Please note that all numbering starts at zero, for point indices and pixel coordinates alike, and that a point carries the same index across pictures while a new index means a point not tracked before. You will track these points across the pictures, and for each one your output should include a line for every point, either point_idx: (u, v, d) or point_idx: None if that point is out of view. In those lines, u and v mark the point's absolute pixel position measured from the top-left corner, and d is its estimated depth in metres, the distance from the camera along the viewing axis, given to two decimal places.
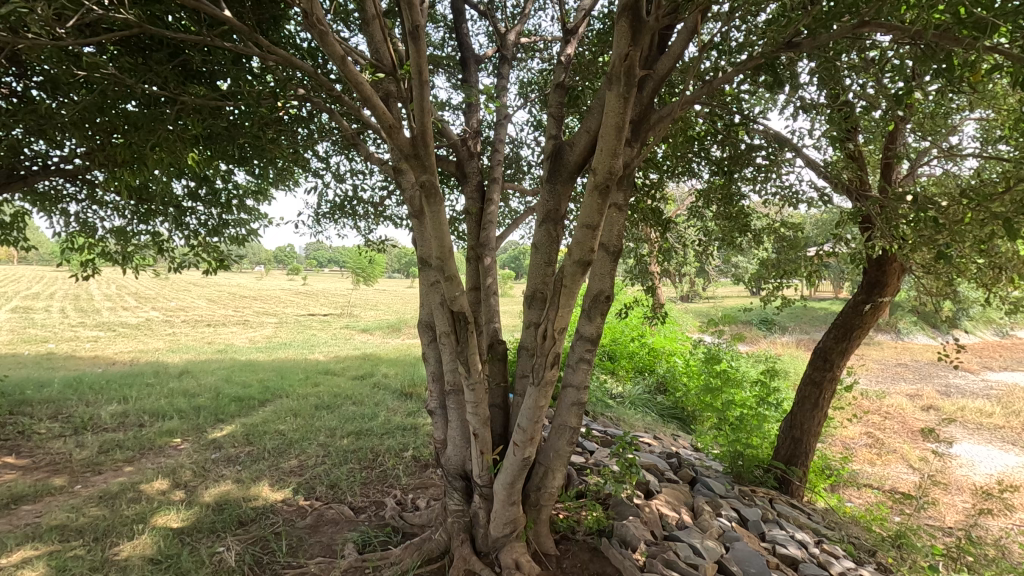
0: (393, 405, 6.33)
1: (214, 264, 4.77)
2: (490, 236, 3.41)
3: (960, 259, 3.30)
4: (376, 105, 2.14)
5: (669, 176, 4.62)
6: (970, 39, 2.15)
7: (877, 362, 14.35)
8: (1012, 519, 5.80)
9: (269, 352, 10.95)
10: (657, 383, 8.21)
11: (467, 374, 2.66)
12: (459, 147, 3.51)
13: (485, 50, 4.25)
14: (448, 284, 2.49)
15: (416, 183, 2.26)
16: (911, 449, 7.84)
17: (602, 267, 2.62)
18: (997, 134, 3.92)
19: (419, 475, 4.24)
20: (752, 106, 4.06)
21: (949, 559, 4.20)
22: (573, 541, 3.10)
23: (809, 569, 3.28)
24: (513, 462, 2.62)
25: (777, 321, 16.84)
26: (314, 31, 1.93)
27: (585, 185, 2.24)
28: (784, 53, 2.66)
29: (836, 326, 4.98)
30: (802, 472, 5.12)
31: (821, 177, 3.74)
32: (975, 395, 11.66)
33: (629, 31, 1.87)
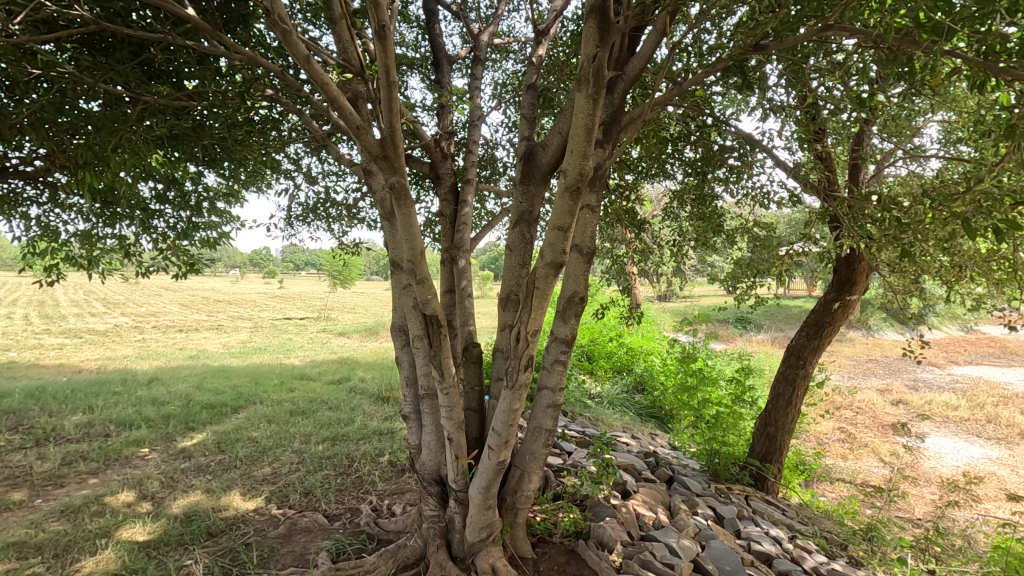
0: (370, 410, 6.25)
1: (183, 269, 4.65)
2: (464, 238, 3.38)
3: (925, 257, 3.39)
4: (342, 105, 2.11)
5: (643, 176, 4.65)
6: (928, 43, 2.21)
7: (849, 359, 14.69)
8: (977, 509, 5.98)
9: (243, 358, 10.74)
10: (635, 383, 8.26)
11: (440, 378, 2.63)
12: (433, 148, 3.49)
13: (459, 50, 4.23)
14: (420, 287, 2.45)
15: (385, 185, 2.23)
16: (882, 443, 8.03)
17: (576, 268, 2.61)
18: (958, 135, 4.04)
19: (395, 480, 4.19)
20: (724, 108, 4.11)
21: (917, 549, 4.31)
22: (550, 543, 3.09)
23: (783, 565, 3.32)
24: (488, 466, 2.60)
25: (752, 320, 17.13)
26: (277, 30, 1.89)
27: (556, 187, 2.23)
28: (752, 54, 2.71)
29: (808, 324, 5.08)
30: (777, 469, 5.20)
31: (791, 177, 3.80)
32: (942, 389, 12.01)
33: (597, 32, 1.87)
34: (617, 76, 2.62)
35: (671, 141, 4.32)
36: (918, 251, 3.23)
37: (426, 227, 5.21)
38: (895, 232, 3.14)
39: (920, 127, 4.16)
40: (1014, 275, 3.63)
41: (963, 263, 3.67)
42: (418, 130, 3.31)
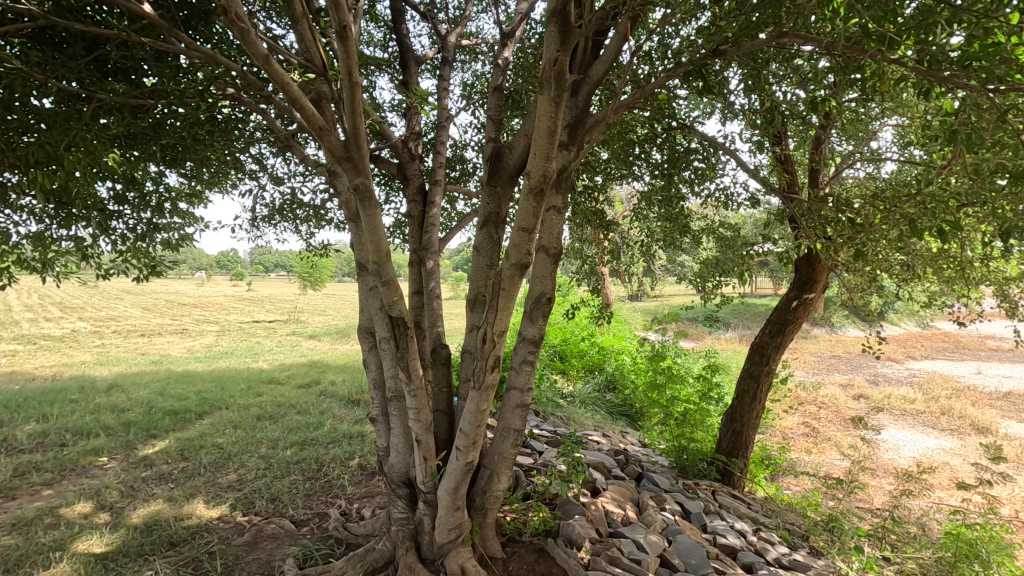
0: (339, 413, 6.18)
1: (144, 271, 4.51)
2: (432, 239, 3.37)
3: (879, 257, 3.52)
4: (306, 107, 2.09)
5: (611, 177, 4.72)
6: (877, 51, 2.30)
7: (814, 355, 15.13)
8: (932, 498, 6.23)
9: (209, 362, 10.47)
10: (607, 382, 8.34)
11: (408, 380, 2.62)
12: (400, 149, 3.48)
13: (427, 51, 4.23)
14: (386, 289, 2.44)
15: (349, 187, 2.21)
16: (844, 436, 8.31)
17: (542, 269, 2.63)
18: (911, 139, 4.21)
19: (365, 483, 4.15)
20: (689, 111, 4.20)
21: (874, 539, 4.47)
22: (519, 543, 3.10)
23: (747, 557, 3.41)
24: (456, 467, 2.61)
25: (721, 317, 17.49)
26: (235, 29, 1.86)
27: (520, 188, 2.25)
28: (712, 59, 2.78)
29: (771, 321, 5.22)
30: (742, 464, 5.33)
31: (754, 179, 3.91)
32: (900, 383, 12.47)
33: (558, 35, 1.90)
34: (580, 79, 2.65)
35: (638, 144, 4.39)
36: (871, 251, 3.36)
37: (396, 229, 5.17)
38: (849, 233, 3.26)
39: (875, 131, 4.32)
40: (961, 273, 3.80)
41: (915, 262, 3.83)
42: (384, 131, 3.29)
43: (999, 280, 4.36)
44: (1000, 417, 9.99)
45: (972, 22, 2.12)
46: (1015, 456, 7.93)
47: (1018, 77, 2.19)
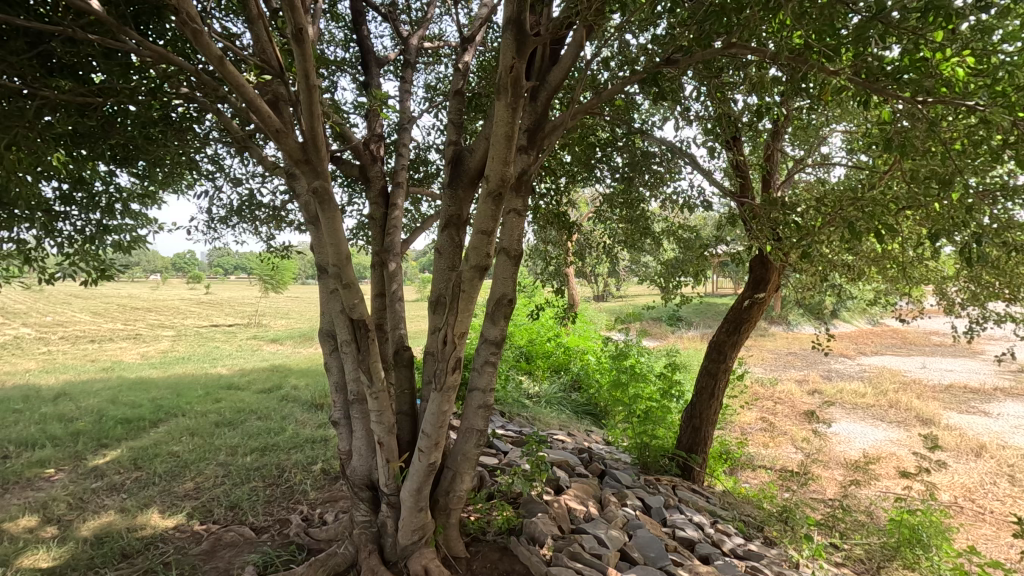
0: (301, 418, 6.07)
1: (94, 275, 4.34)
2: (395, 241, 3.39)
3: (826, 258, 3.70)
4: (263, 110, 2.10)
5: (573, 181, 4.80)
6: (820, 62, 2.42)
7: (771, 352, 15.65)
8: (878, 487, 6.54)
9: (164, 368, 10.13)
10: (572, 381, 8.44)
11: (369, 383, 2.62)
12: (362, 151, 3.47)
13: (389, 52, 4.23)
14: (347, 292, 2.45)
15: (308, 189, 2.22)
16: (799, 430, 8.64)
17: (503, 270, 2.67)
18: (857, 145, 4.42)
19: (328, 488, 4.10)
20: (647, 116, 4.32)
21: (824, 528, 4.67)
22: (483, 542, 3.13)
23: (703, 549, 3.53)
24: (419, 469, 2.61)
25: (684, 317, 17.90)
26: (187, 30, 1.86)
27: (479, 193, 2.32)
28: (665, 67, 2.88)
29: (728, 320, 5.39)
30: (702, 459, 5.48)
31: (710, 182, 4.04)
32: (852, 379, 13.02)
33: (514, 44, 1.98)
34: (539, 86, 2.72)
35: (600, 147, 4.47)
36: (818, 251, 3.52)
37: (359, 230, 5.11)
38: (797, 236, 3.42)
39: (824, 137, 4.52)
40: (902, 273, 4.02)
41: (859, 262, 4.03)
42: (346, 132, 3.28)
43: (937, 279, 4.61)
44: (942, 409, 10.56)
45: (902, 36, 2.26)
46: (954, 445, 8.39)
47: (945, 89, 2.34)
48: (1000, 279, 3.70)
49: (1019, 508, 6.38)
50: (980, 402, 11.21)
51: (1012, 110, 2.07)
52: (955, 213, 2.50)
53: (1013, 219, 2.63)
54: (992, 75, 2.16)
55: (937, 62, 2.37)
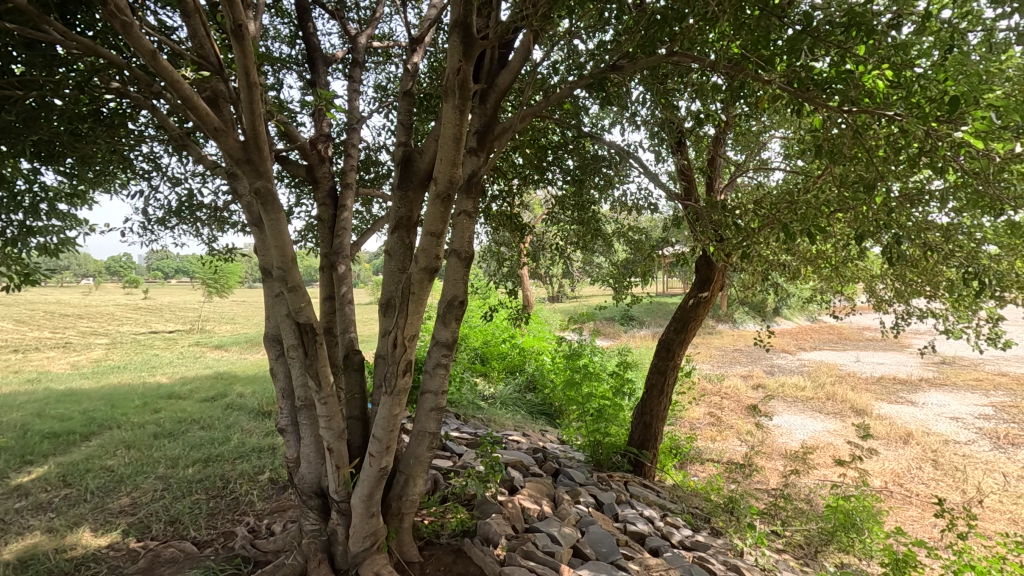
0: (247, 427, 5.86)
1: (16, 280, 4.05)
2: (344, 243, 3.33)
3: (765, 256, 3.87)
4: (200, 106, 2.04)
5: (525, 183, 4.84)
6: (754, 71, 2.54)
7: (719, 350, 16.22)
8: (816, 476, 6.88)
9: (97, 378, 9.56)
10: (526, 382, 8.50)
11: (318, 388, 2.56)
12: (309, 151, 3.39)
13: (337, 51, 4.15)
14: (293, 295, 2.40)
15: (250, 190, 2.16)
16: (744, 424, 9.00)
17: (455, 273, 2.67)
18: (794, 151, 4.65)
19: (276, 498, 3.98)
20: (596, 121, 4.41)
21: (767, 517, 4.89)
22: (437, 545, 3.11)
23: (653, 542, 3.64)
24: (370, 473, 2.58)
25: (636, 316, 18.32)
26: (116, 22, 1.79)
27: (428, 194, 2.33)
28: (611, 73, 2.95)
29: (676, 319, 5.55)
30: (652, 455, 5.63)
31: (657, 184, 4.15)
32: (793, 373, 13.65)
33: (461, 47, 2.01)
34: (489, 88, 2.73)
35: (551, 150, 4.54)
36: (757, 251, 3.69)
37: (308, 232, 4.98)
38: (739, 237, 3.56)
39: (764, 142, 4.73)
40: (835, 272, 4.26)
41: (796, 262, 4.23)
42: (291, 131, 3.19)
43: (867, 277, 4.91)
44: (874, 400, 11.23)
45: (830, 50, 2.39)
46: (884, 434, 8.93)
47: (868, 100, 2.50)
48: (921, 278, 3.97)
49: (942, 490, 6.85)
50: (908, 392, 11.98)
51: (926, 120, 2.23)
52: (879, 215, 2.67)
53: (929, 221, 2.84)
54: (909, 88, 2.32)
55: (861, 73, 2.52)
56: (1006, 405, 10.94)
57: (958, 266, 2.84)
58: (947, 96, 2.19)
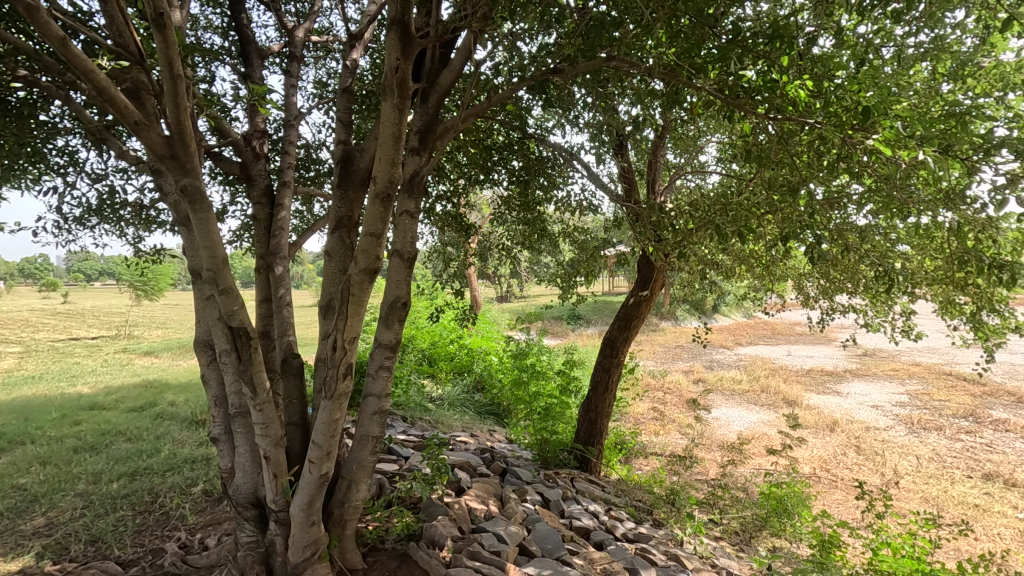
0: (179, 437, 5.56)
1: None
2: (281, 243, 3.21)
3: (702, 256, 4.02)
4: (118, 99, 1.92)
5: (470, 183, 4.82)
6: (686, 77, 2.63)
7: (661, 346, 16.73)
8: (751, 465, 7.23)
9: (8, 389, 8.82)
10: (474, 382, 8.49)
11: (252, 395, 2.46)
12: (243, 147, 3.25)
13: (272, 44, 4.00)
14: (224, 298, 2.29)
15: (176, 188, 2.06)
16: (685, 417, 9.33)
17: (397, 273, 2.63)
18: (729, 155, 4.86)
19: (211, 510, 3.80)
20: (540, 122, 4.46)
21: (705, 506, 5.10)
22: (381, 551, 3.05)
23: (597, 536, 3.72)
24: (309, 481, 2.50)
25: (583, 315, 18.66)
26: (20, 6, 1.65)
27: (367, 194, 2.29)
28: (552, 76, 2.99)
29: (620, 317, 5.68)
30: (598, 450, 5.75)
31: (600, 186, 4.24)
32: (731, 367, 14.30)
33: (399, 46, 2.00)
34: (430, 88, 2.71)
35: (495, 151, 4.55)
36: (694, 250, 3.83)
37: (244, 231, 4.78)
38: (677, 237, 3.69)
39: (701, 146, 4.93)
40: (767, 271, 4.48)
41: (731, 262, 4.43)
42: (223, 126, 3.06)
43: (795, 276, 5.19)
44: (804, 391, 11.91)
45: (757, 60, 2.52)
46: (813, 423, 9.48)
47: (792, 108, 2.64)
48: (842, 276, 4.25)
49: (863, 474, 7.33)
50: (834, 383, 12.77)
51: (843, 128, 2.39)
52: (803, 217, 2.83)
53: (849, 223, 3.04)
54: (827, 97, 2.47)
55: (785, 82, 2.66)
56: (920, 393, 11.85)
57: (873, 265, 3.06)
58: (860, 106, 2.35)
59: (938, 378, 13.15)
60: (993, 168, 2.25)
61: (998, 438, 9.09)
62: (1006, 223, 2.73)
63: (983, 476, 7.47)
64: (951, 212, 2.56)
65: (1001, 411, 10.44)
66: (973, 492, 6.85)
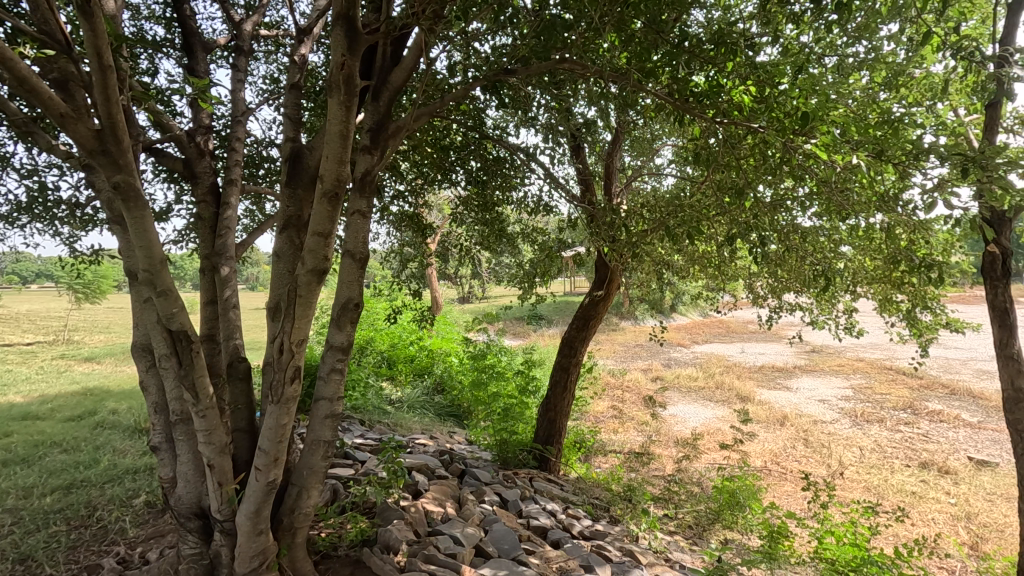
0: (121, 446, 5.29)
1: None
2: (228, 243, 3.10)
3: (656, 257, 4.10)
4: (41, 90, 1.80)
5: (427, 182, 4.78)
6: (636, 81, 2.67)
7: (621, 345, 17.01)
8: (706, 460, 7.44)
9: None
10: (435, 384, 8.42)
11: (194, 401, 2.37)
12: (186, 144, 3.13)
13: (218, 37, 3.86)
14: (163, 300, 2.19)
15: (108, 185, 1.95)
16: (643, 415, 9.51)
17: (348, 274, 2.58)
18: (682, 157, 4.98)
19: (153, 522, 3.63)
20: (498, 122, 4.47)
21: (661, 502, 5.21)
22: (334, 558, 2.98)
23: (554, 534, 3.74)
24: (256, 488, 2.42)
25: (543, 315, 18.79)
26: None
27: (314, 193, 2.24)
28: (506, 77, 2.99)
29: (579, 317, 5.74)
30: (557, 450, 5.78)
31: (557, 187, 4.28)
32: (687, 365, 14.67)
33: (345, 41, 1.98)
34: (381, 85, 2.68)
35: (453, 150, 4.52)
36: (648, 251, 3.90)
37: (189, 231, 4.59)
38: (631, 239, 3.76)
39: (656, 149, 5.04)
40: (719, 271, 4.61)
41: (685, 262, 4.54)
42: (163, 121, 2.93)
43: (746, 276, 5.36)
44: (757, 387, 12.32)
45: (705, 64, 2.56)
46: (764, 418, 9.82)
47: (738, 112, 2.73)
48: (789, 276, 4.41)
49: (811, 466, 7.64)
50: (784, 379, 13.26)
51: (784, 133, 2.49)
52: (749, 220, 2.92)
53: (795, 225, 3.15)
54: (770, 103, 2.56)
55: (731, 87, 2.74)
56: (863, 387, 12.45)
57: (816, 266, 3.18)
58: (800, 112, 2.44)
59: (880, 372, 13.84)
60: (922, 174, 2.35)
61: (933, 428, 9.63)
62: (935, 225, 2.88)
63: (920, 465, 7.88)
64: (883, 214, 2.65)
65: (936, 403, 11.06)
66: (911, 480, 7.22)
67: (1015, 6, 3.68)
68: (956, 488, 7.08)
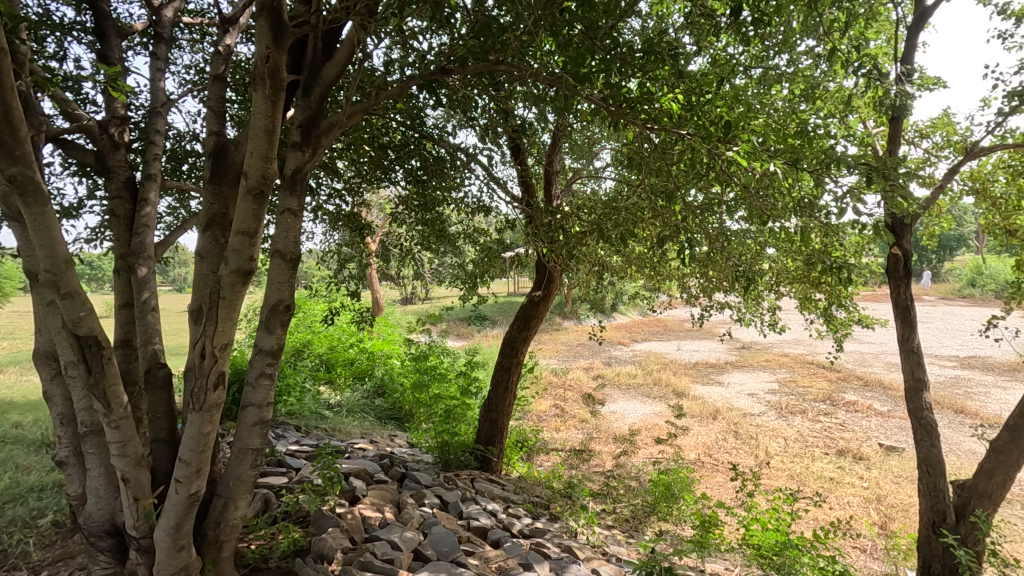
0: (26, 462, 4.86)
1: None
2: (145, 242, 2.91)
3: (593, 257, 4.20)
4: None
5: (365, 181, 4.68)
6: (571, 85, 2.72)
7: (563, 344, 17.32)
8: (643, 455, 7.68)
9: None
10: (375, 387, 8.25)
11: (105, 411, 2.21)
12: (97, 135, 2.92)
13: (135, 22, 3.62)
14: (68, 303, 2.04)
15: (2, 178, 1.79)
16: (585, 412, 9.71)
17: (278, 275, 2.48)
18: (620, 160, 5.12)
19: (61, 543, 3.35)
20: (438, 121, 4.44)
21: (600, 497, 5.33)
22: (264, 571, 2.86)
23: (494, 535, 3.74)
24: (177, 502, 2.28)
25: (487, 315, 18.81)
26: None
27: (239, 190, 2.14)
28: (442, 76, 2.97)
29: (520, 316, 5.78)
30: (498, 450, 5.80)
31: (497, 187, 4.30)
32: (626, 362, 15.10)
33: (270, 32, 1.91)
34: (312, 80, 2.60)
35: (391, 148, 4.45)
36: (586, 252, 3.98)
37: (103, 228, 4.28)
38: (569, 240, 3.83)
39: (594, 151, 5.15)
40: (655, 271, 4.78)
41: (622, 262, 4.67)
42: (71, 110, 2.72)
43: (679, 276, 5.57)
44: (691, 383, 12.84)
45: (637, 71, 2.62)
46: (698, 412, 10.25)
47: (667, 119, 2.83)
48: (718, 276, 4.63)
49: (740, 457, 8.05)
50: (716, 375, 13.88)
51: (709, 139, 2.61)
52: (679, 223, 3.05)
53: (723, 229, 3.30)
54: (696, 111, 2.69)
55: (660, 95, 2.84)
56: (788, 380, 13.24)
57: (742, 267, 3.35)
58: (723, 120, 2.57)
59: (802, 366, 14.76)
60: (834, 181, 2.51)
61: (849, 418, 10.35)
62: (846, 228, 3.10)
63: (837, 452, 8.46)
64: (800, 218, 2.82)
65: (851, 394, 11.91)
66: (829, 467, 7.74)
67: (913, 29, 4.03)
68: (868, 473, 7.65)
